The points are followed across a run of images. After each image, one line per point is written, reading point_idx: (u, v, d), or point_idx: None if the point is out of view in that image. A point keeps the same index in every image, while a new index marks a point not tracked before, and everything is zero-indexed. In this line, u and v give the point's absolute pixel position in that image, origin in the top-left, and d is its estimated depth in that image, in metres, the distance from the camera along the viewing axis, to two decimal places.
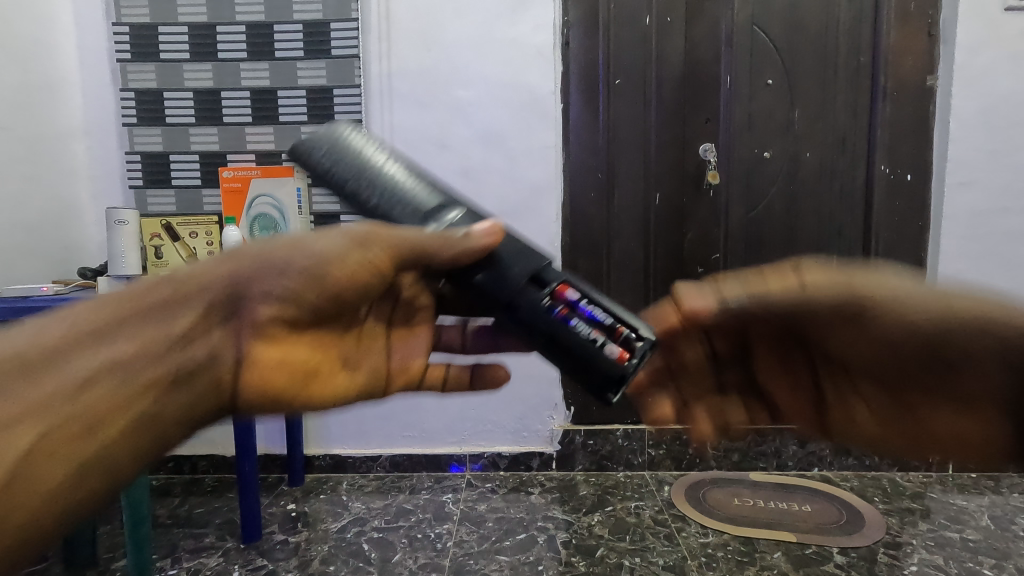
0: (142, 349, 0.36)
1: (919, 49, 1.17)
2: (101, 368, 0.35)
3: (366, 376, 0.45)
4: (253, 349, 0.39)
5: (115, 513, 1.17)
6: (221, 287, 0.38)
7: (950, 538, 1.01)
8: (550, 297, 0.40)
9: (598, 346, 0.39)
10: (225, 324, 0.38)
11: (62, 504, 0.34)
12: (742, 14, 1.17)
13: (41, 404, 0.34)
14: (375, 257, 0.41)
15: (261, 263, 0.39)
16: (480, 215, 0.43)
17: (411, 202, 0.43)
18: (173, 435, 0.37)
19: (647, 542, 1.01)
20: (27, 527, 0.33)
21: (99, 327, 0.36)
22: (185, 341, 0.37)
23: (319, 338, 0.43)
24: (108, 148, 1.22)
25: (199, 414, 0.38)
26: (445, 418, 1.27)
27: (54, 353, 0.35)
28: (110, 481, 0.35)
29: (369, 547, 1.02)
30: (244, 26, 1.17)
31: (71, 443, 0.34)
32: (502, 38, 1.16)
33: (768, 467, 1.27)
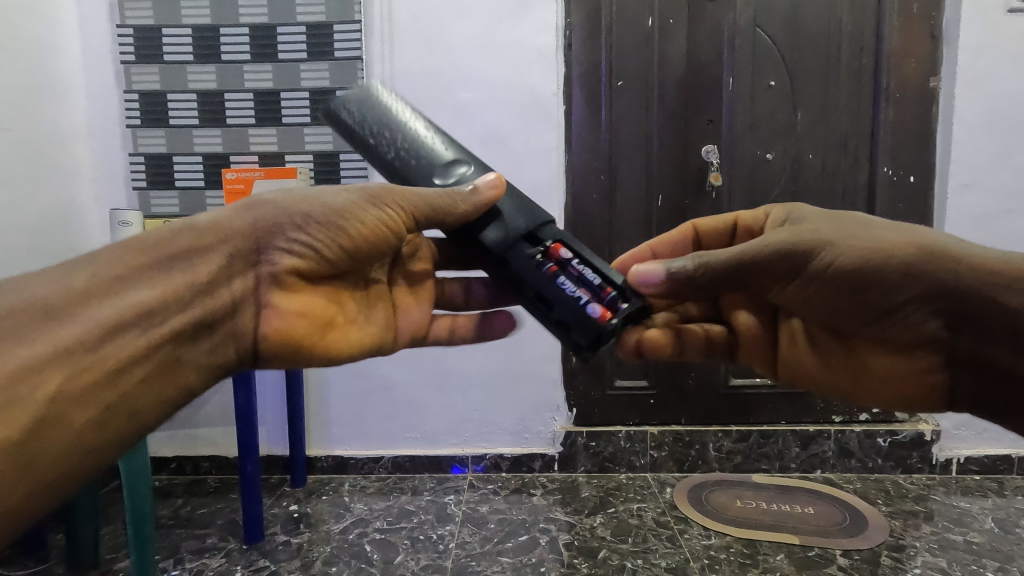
0: (172, 292, 0.48)
1: (921, 50, 1.17)
2: (134, 310, 0.46)
3: (377, 325, 0.62)
4: (273, 298, 0.54)
5: (119, 513, 1.17)
6: (237, 242, 0.52)
7: (954, 541, 1.01)
8: (550, 259, 0.54)
9: (582, 303, 0.52)
10: (245, 274, 0.53)
11: (99, 432, 0.44)
12: (744, 16, 1.18)
13: (68, 346, 0.43)
14: (389, 217, 0.55)
15: (272, 223, 0.53)
16: (481, 172, 0.58)
17: (422, 151, 0.59)
18: (192, 372, 0.50)
19: (649, 544, 1.01)
20: (60, 459, 0.42)
21: (124, 276, 0.47)
22: (207, 289, 0.50)
23: (328, 289, 0.58)
24: (113, 149, 1.23)
25: (220, 355, 0.52)
26: (446, 420, 1.27)
27: (84, 300, 0.45)
28: (132, 417, 0.46)
29: (372, 549, 1.02)
30: (248, 28, 1.17)
31: (102, 387, 0.44)
32: (505, 40, 1.17)
33: (770, 469, 1.27)
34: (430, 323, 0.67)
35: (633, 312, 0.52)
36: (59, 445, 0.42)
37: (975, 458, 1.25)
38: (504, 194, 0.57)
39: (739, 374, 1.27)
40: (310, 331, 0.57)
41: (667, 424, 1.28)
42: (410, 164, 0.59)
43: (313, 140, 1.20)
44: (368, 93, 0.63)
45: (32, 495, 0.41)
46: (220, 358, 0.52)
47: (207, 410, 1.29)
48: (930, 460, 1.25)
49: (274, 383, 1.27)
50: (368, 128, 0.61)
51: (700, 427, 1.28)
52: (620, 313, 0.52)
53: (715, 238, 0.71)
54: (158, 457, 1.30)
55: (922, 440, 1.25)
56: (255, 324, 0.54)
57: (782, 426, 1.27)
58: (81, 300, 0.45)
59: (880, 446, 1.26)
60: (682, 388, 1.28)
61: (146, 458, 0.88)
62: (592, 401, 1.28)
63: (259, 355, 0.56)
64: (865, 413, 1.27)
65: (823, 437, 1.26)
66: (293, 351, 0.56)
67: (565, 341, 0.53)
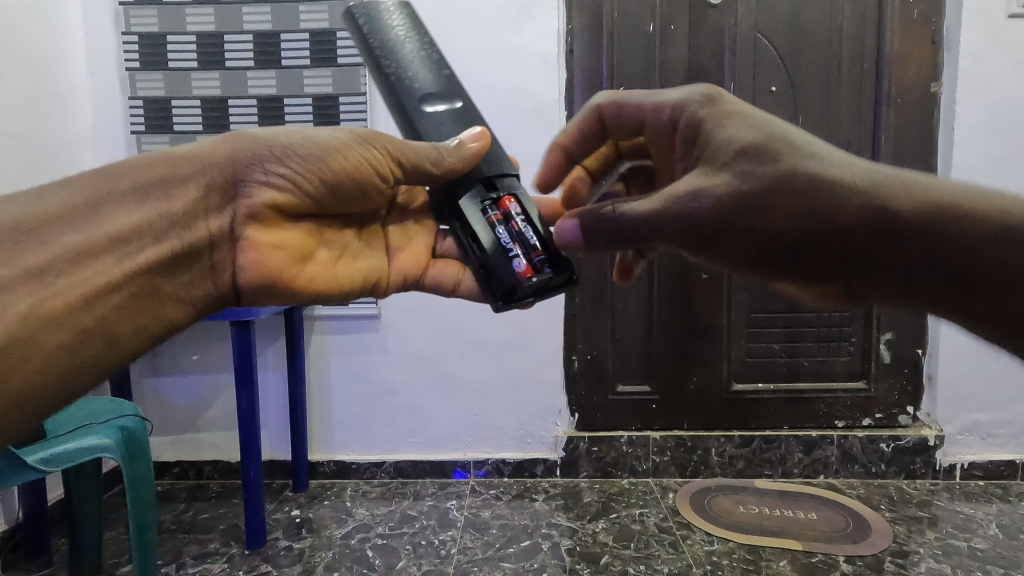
0: (147, 219, 0.45)
1: (922, 56, 1.17)
2: (105, 238, 0.43)
3: (363, 266, 0.58)
4: (253, 233, 0.50)
5: (122, 518, 1.17)
6: (216, 170, 0.49)
7: (958, 547, 1.01)
8: (492, 209, 0.53)
9: (510, 257, 0.51)
10: (224, 208, 0.49)
11: (67, 360, 0.41)
12: (744, 21, 1.18)
13: (38, 269, 0.41)
14: (376, 158, 0.52)
15: (253, 151, 0.49)
16: (468, 125, 0.55)
17: (417, 82, 0.55)
18: (170, 307, 0.47)
19: (651, 550, 1.00)
20: (32, 384, 0.40)
21: (100, 200, 0.45)
22: (184, 220, 0.47)
23: (313, 225, 0.55)
24: (117, 156, 1.25)
25: (200, 291, 0.49)
26: (448, 424, 1.27)
27: (54, 223, 0.43)
28: (108, 343, 0.43)
29: (374, 554, 1.02)
30: (252, 35, 1.18)
31: (70, 314, 0.41)
32: (507, 46, 1.17)
33: (773, 474, 1.27)
34: (426, 270, 0.61)
35: (554, 285, 0.52)
36: (30, 367, 0.40)
37: (979, 463, 1.24)
38: (488, 144, 0.55)
39: (741, 378, 1.27)
40: (290, 267, 0.53)
41: (670, 429, 1.28)
42: (402, 92, 0.55)
43: None
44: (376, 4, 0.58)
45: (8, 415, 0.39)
46: (199, 293, 0.49)
47: (209, 414, 1.29)
48: (934, 465, 1.25)
49: (276, 387, 1.28)
50: (374, 39, 0.57)
51: (703, 432, 1.27)
52: (543, 275, 0.51)
53: (619, 122, 0.59)
54: (161, 461, 1.31)
55: (926, 445, 1.25)
56: (236, 262, 0.50)
57: (785, 430, 1.27)
58: (52, 224, 0.43)
59: (884, 451, 1.25)
60: (684, 393, 1.27)
61: (149, 463, 0.89)
62: (594, 405, 1.27)
63: (241, 294, 0.52)
64: (869, 418, 1.27)
65: (827, 442, 1.26)
66: (271, 289, 0.52)
67: (487, 293, 0.54)
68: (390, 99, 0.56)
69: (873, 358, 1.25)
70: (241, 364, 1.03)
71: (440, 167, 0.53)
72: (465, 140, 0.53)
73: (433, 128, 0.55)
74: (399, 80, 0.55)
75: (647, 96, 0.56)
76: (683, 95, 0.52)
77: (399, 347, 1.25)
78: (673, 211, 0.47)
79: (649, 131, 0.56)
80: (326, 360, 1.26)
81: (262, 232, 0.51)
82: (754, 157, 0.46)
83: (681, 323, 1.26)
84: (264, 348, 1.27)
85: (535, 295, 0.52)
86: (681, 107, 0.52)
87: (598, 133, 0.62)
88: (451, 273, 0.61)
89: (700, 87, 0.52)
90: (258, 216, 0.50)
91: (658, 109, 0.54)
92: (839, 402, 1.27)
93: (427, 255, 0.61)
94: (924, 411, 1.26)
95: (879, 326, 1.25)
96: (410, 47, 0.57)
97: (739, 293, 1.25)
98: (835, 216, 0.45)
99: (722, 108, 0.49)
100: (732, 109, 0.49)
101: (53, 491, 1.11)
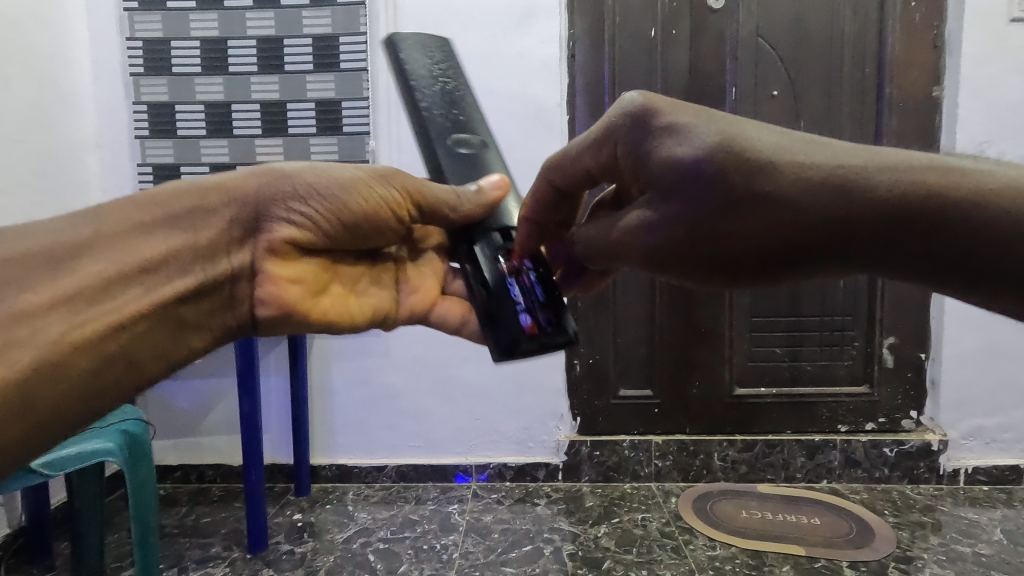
0: (173, 250, 0.46)
1: (923, 60, 1.18)
2: (133, 266, 0.44)
3: (376, 300, 0.59)
4: (270, 267, 0.51)
5: (123, 522, 1.17)
6: (241, 205, 0.50)
7: (963, 553, 1.00)
8: (507, 260, 0.50)
9: (518, 311, 0.48)
10: (245, 243, 0.50)
11: (92, 386, 0.41)
12: (746, 26, 1.18)
13: (68, 296, 0.42)
14: (393, 198, 0.54)
15: (277, 189, 0.51)
16: (488, 171, 0.53)
17: (435, 124, 0.52)
18: (192, 336, 0.48)
19: (653, 554, 1.00)
20: (58, 412, 0.40)
21: (124, 230, 0.46)
22: (210, 252, 0.48)
23: (329, 257, 0.56)
24: (121, 160, 1.26)
25: (218, 323, 0.50)
26: (450, 429, 1.27)
27: (82, 252, 0.44)
28: (129, 371, 0.43)
29: (375, 558, 1.02)
30: (255, 41, 1.19)
31: (97, 340, 0.42)
32: (510, 50, 1.18)
33: (775, 479, 1.26)
34: (435, 308, 0.62)
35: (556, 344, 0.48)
36: (54, 394, 0.39)
37: (982, 468, 1.24)
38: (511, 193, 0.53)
39: (744, 383, 1.27)
40: (305, 301, 0.54)
41: (671, 433, 1.28)
42: (427, 128, 0.53)
43: (318, 149, 1.21)
44: (401, 34, 0.55)
45: (29, 440, 0.39)
46: (220, 323, 0.50)
47: (211, 418, 1.29)
48: (937, 470, 1.24)
49: (278, 391, 1.28)
50: (405, 69, 0.54)
51: (706, 436, 1.27)
52: (549, 334, 0.48)
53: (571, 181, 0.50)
54: (162, 465, 1.31)
55: (929, 449, 1.24)
56: (254, 295, 0.52)
57: (788, 435, 1.27)
58: (82, 251, 0.44)
59: (887, 456, 1.25)
60: (686, 398, 1.27)
61: (152, 465, 0.90)
62: (596, 410, 1.27)
63: (258, 324, 0.53)
64: (872, 422, 1.27)
65: (830, 446, 1.26)
66: (286, 321, 0.54)
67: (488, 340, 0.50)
68: (418, 133, 0.54)
69: (875, 362, 1.25)
70: (245, 370, 1.04)
71: (457, 210, 0.52)
72: (483, 185, 0.52)
73: (454, 166, 0.53)
74: (426, 116, 0.53)
75: (576, 140, 0.48)
76: (606, 121, 0.45)
77: (400, 352, 1.25)
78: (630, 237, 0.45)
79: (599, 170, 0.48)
80: (327, 364, 1.26)
81: (278, 267, 0.52)
82: (703, 177, 0.39)
83: (683, 327, 1.26)
84: (266, 352, 1.27)
85: (538, 354, 0.48)
86: (611, 134, 0.45)
87: (558, 203, 0.51)
88: (456, 312, 0.61)
89: (619, 103, 0.44)
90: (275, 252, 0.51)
91: (594, 147, 0.46)
92: (841, 407, 1.26)
93: (438, 293, 0.62)
94: (927, 415, 1.26)
95: (882, 331, 1.24)
96: (435, 86, 0.54)
97: (742, 298, 1.25)
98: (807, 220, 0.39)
99: (658, 123, 0.42)
100: (670, 120, 0.41)
101: (55, 496, 1.12)
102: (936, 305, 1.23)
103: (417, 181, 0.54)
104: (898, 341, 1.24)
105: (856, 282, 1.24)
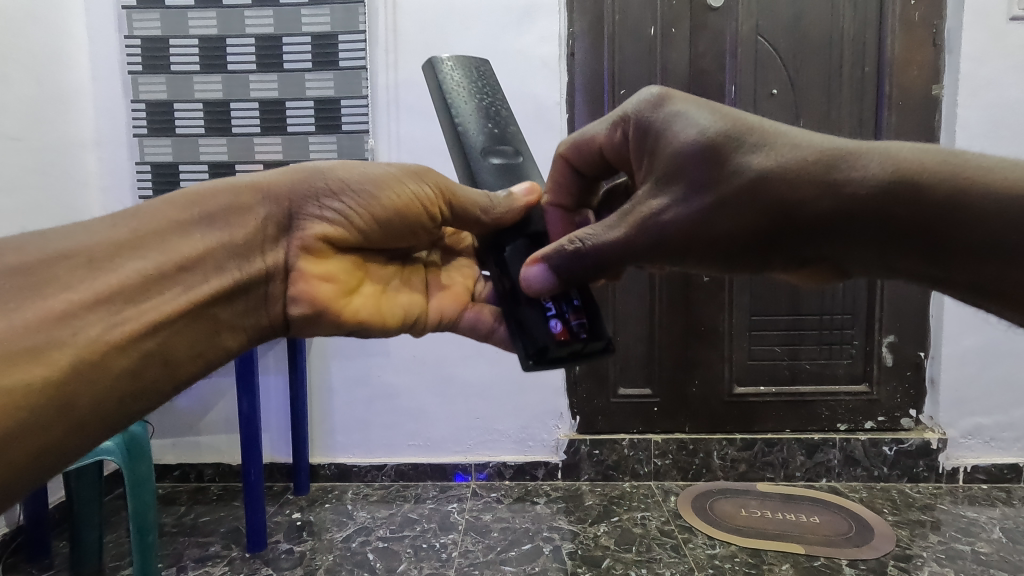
0: (210, 249, 0.47)
1: (923, 59, 1.18)
2: (173, 265, 0.45)
3: (406, 301, 0.58)
4: (303, 264, 0.51)
5: (122, 521, 1.17)
6: (275, 203, 0.50)
7: (961, 551, 1.00)
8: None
9: (547, 318, 0.50)
10: (278, 242, 0.50)
11: (129, 385, 0.42)
12: (746, 24, 1.18)
13: (107, 294, 0.42)
14: (424, 194, 0.54)
15: (310, 186, 0.51)
16: (518, 179, 0.55)
17: (470, 134, 0.55)
18: (225, 336, 0.48)
19: (653, 553, 1.00)
20: (97, 410, 0.40)
21: (163, 229, 0.46)
22: (244, 251, 0.48)
23: (360, 257, 0.55)
24: (119, 158, 1.25)
25: (251, 323, 0.50)
26: (449, 427, 1.27)
27: (123, 250, 0.44)
28: (165, 370, 0.44)
29: (374, 557, 1.02)
30: (254, 39, 1.19)
31: (134, 339, 0.42)
32: (508, 49, 1.18)
33: (774, 478, 1.26)
34: (464, 314, 0.60)
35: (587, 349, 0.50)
36: (94, 393, 0.40)
37: (982, 466, 1.24)
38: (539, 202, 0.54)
39: (742, 382, 1.27)
40: (337, 300, 0.53)
41: (671, 432, 1.28)
42: (461, 146, 0.55)
43: (318, 148, 1.21)
44: (441, 59, 0.59)
45: (70, 437, 0.39)
46: (252, 322, 0.50)
47: (210, 417, 1.29)
48: (937, 468, 1.24)
49: (277, 390, 1.28)
50: (444, 87, 0.57)
51: (705, 435, 1.27)
52: (579, 340, 0.50)
53: (585, 157, 0.55)
54: (161, 464, 1.31)
55: (929, 448, 1.24)
56: (287, 293, 0.51)
57: (787, 434, 1.27)
58: (123, 251, 0.44)
59: (886, 455, 1.25)
60: (685, 397, 1.27)
61: (151, 464, 0.89)
62: (595, 409, 1.27)
63: (290, 323, 0.53)
64: (871, 421, 1.27)
65: (829, 445, 1.26)
66: (319, 320, 0.53)
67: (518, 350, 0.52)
68: (456, 153, 0.56)
69: (875, 361, 1.25)
70: (245, 369, 1.04)
71: (487, 211, 0.52)
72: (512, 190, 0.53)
73: (484, 175, 0.54)
74: (459, 132, 0.55)
75: (596, 123, 0.54)
76: (624, 106, 0.50)
77: (400, 351, 1.25)
78: (636, 224, 0.47)
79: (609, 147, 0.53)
80: (327, 363, 1.26)
81: (310, 264, 0.51)
82: (699, 160, 0.43)
83: (682, 326, 1.26)
84: (265, 351, 1.27)
85: (570, 360, 0.51)
86: (627, 115, 0.49)
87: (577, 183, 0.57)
88: (485, 318, 0.58)
89: (639, 92, 0.49)
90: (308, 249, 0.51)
91: (610, 128, 0.51)
92: (840, 406, 1.26)
93: (468, 299, 0.61)
94: (926, 415, 1.26)
95: (880, 330, 1.24)
96: (472, 101, 0.57)
97: (741, 298, 1.25)
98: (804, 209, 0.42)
99: (668, 111, 0.46)
100: (674, 110, 0.46)
101: (54, 495, 1.11)
102: (934, 304, 1.23)
103: (447, 183, 0.54)
104: (897, 340, 1.24)
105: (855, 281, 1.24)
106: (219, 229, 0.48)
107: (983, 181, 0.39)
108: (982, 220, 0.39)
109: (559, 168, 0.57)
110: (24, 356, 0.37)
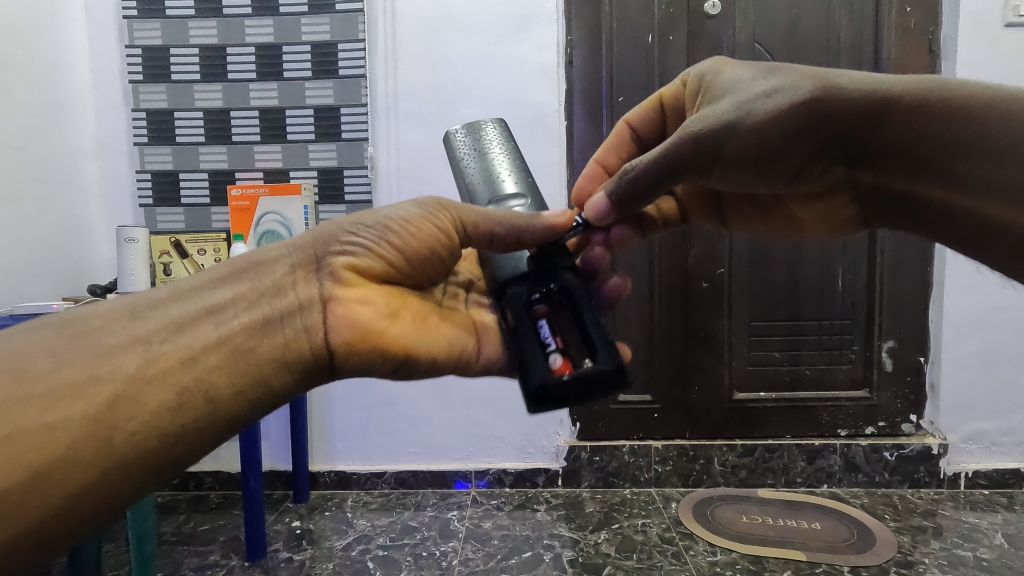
0: (238, 294, 0.45)
1: (920, 66, 1.18)
2: (204, 310, 0.44)
3: (449, 336, 0.56)
4: (338, 291, 0.48)
5: (120, 530, 1.17)
6: (300, 251, 0.49)
7: (964, 557, 1.00)
8: (543, 301, 0.51)
9: (547, 352, 0.49)
10: (309, 279, 0.48)
11: (169, 422, 0.40)
12: (743, 32, 1.19)
13: (145, 335, 0.42)
14: (442, 223, 0.54)
15: (329, 230, 0.51)
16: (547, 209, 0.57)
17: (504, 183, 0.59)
18: (268, 370, 0.44)
19: (653, 561, 1.00)
20: (138, 445, 0.39)
21: (198, 287, 0.45)
22: (272, 290, 0.46)
23: (397, 289, 0.53)
24: (118, 166, 1.24)
25: (293, 355, 0.45)
26: (449, 435, 1.26)
27: (160, 303, 0.44)
28: (205, 407, 0.41)
29: (374, 566, 1.01)
30: (254, 48, 1.19)
31: (170, 374, 0.40)
32: (508, 56, 1.18)
33: (775, 484, 1.26)
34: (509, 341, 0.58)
35: (594, 377, 0.47)
36: (133, 427, 0.39)
37: (983, 472, 1.23)
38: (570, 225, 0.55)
39: (743, 388, 1.27)
40: (379, 321, 0.49)
41: (671, 439, 1.28)
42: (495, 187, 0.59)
43: (317, 156, 1.22)
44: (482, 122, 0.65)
45: (110, 476, 0.38)
46: (294, 355, 0.45)
47: None
48: (938, 474, 1.24)
49: None
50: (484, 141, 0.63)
51: (705, 441, 1.27)
52: (580, 373, 0.47)
53: (650, 127, 0.70)
54: None
55: (930, 453, 1.24)
56: (327, 323, 0.47)
57: (788, 439, 1.26)
58: (161, 303, 0.44)
59: (887, 460, 1.25)
60: (685, 403, 1.27)
61: None
62: (595, 414, 1.27)
63: (335, 356, 0.48)
64: (871, 427, 1.27)
65: (830, 450, 1.25)
66: (364, 347, 0.49)
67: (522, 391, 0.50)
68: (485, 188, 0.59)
69: (875, 366, 1.25)
70: None
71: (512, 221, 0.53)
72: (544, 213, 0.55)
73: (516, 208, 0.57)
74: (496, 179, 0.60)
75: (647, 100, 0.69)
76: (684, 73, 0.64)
77: None
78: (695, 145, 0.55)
79: (671, 114, 0.67)
80: None
81: (347, 290, 0.49)
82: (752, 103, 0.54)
83: (682, 332, 1.26)
84: None
85: (572, 396, 0.48)
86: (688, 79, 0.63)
87: (631, 142, 0.71)
88: None
89: (696, 68, 0.62)
90: (340, 278, 0.49)
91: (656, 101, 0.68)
92: (841, 411, 1.26)
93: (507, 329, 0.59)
94: (927, 420, 1.26)
95: (881, 335, 1.24)
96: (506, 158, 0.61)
97: (741, 304, 1.25)
98: (835, 115, 0.54)
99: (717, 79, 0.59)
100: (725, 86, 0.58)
101: None
102: (934, 308, 1.23)
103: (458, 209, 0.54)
104: (897, 344, 1.24)
105: (855, 285, 1.24)
106: (248, 276, 0.47)
107: (993, 108, 0.50)
108: (969, 130, 0.50)
109: (621, 131, 0.71)
110: (71, 392, 0.38)
